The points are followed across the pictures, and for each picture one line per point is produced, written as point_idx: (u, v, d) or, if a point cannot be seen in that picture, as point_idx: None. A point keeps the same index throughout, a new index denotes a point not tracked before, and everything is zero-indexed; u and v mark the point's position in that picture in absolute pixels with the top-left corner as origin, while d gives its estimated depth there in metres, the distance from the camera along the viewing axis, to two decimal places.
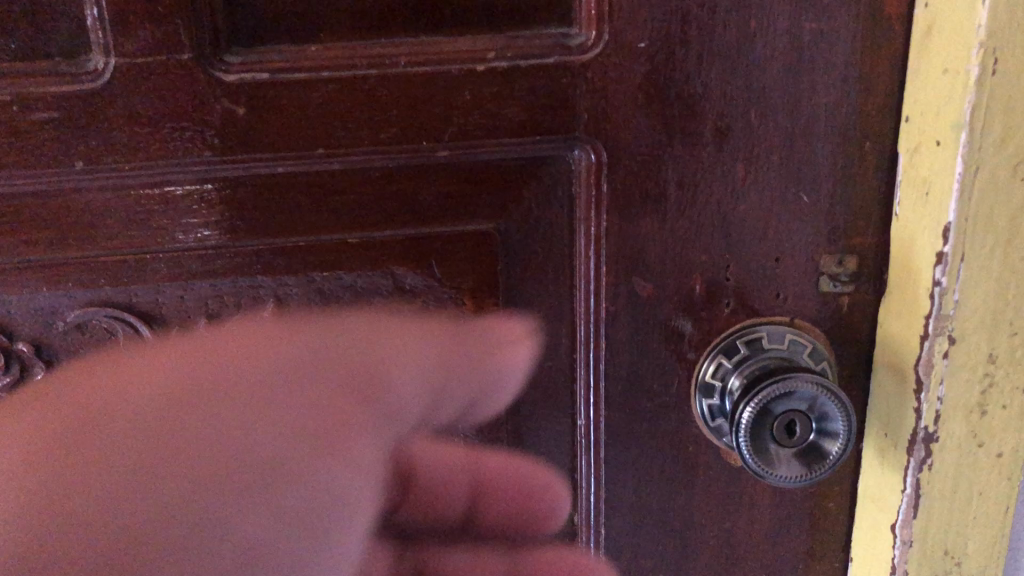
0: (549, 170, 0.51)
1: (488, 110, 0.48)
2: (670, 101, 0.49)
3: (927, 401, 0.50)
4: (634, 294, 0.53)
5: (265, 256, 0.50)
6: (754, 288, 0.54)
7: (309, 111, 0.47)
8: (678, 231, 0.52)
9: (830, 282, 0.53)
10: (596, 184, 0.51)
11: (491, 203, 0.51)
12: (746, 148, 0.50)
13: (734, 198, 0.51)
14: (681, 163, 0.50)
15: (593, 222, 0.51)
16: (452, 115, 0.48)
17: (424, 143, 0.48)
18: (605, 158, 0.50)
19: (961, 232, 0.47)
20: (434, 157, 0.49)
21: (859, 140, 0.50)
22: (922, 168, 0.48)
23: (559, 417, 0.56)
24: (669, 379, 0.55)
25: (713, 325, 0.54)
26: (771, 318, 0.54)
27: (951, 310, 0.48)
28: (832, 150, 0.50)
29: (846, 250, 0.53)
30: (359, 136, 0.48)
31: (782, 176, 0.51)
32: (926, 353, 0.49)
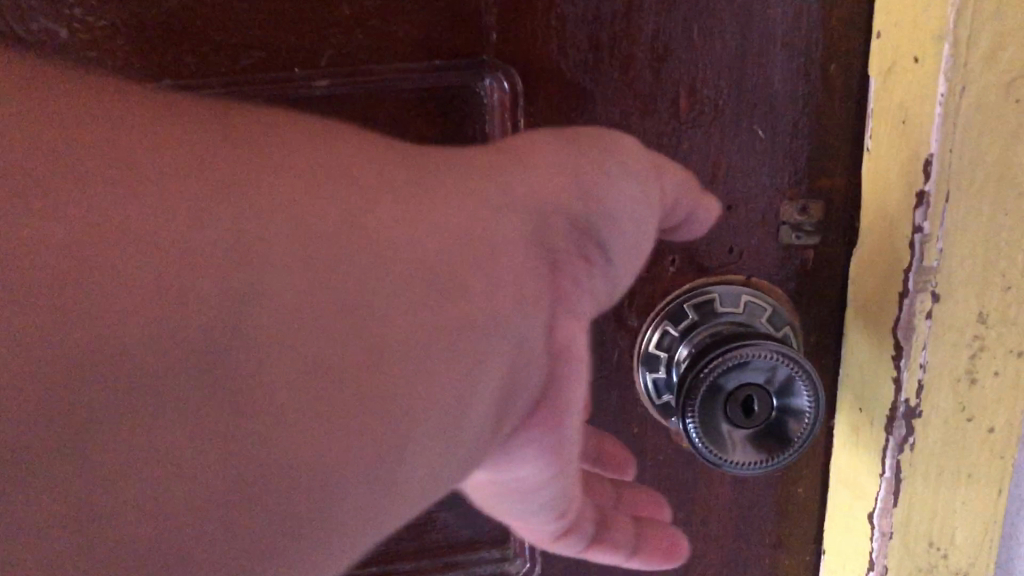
0: (458, 106, 0.43)
1: (375, 29, 0.40)
2: (601, 14, 0.41)
3: (907, 370, 0.42)
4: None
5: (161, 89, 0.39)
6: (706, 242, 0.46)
7: (150, 30, 0.38)
8: None
9: (792, 233, 0.45)
10: (513, 119, 0.42)
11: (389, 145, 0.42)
12: (691, 71, 0.42)
13: (679, 132, 0.43)
14: (613, 92, 0.42)
15: None
16: (330, 34, 0.40)
17: (298, 73, 0.40)
18: (520, 88, 0.42)
19: (945, 166, 0.38)
20: (312, 89, 0.40)
21: (821, 62, 0.42)
22: (896, 93, 0.40)
23: None
24: (608, 354, 0.47)
25: (657, 286, 0.46)
26: (727, 279, 0.46)
27: (934, 262, 0.40)
28: (791, 73, 0.42)
29: (810, 195, 0.45)
30: (218, 65, 0.39)
31: (734, 106, 0.43)
32: (906, 314, 0.41)
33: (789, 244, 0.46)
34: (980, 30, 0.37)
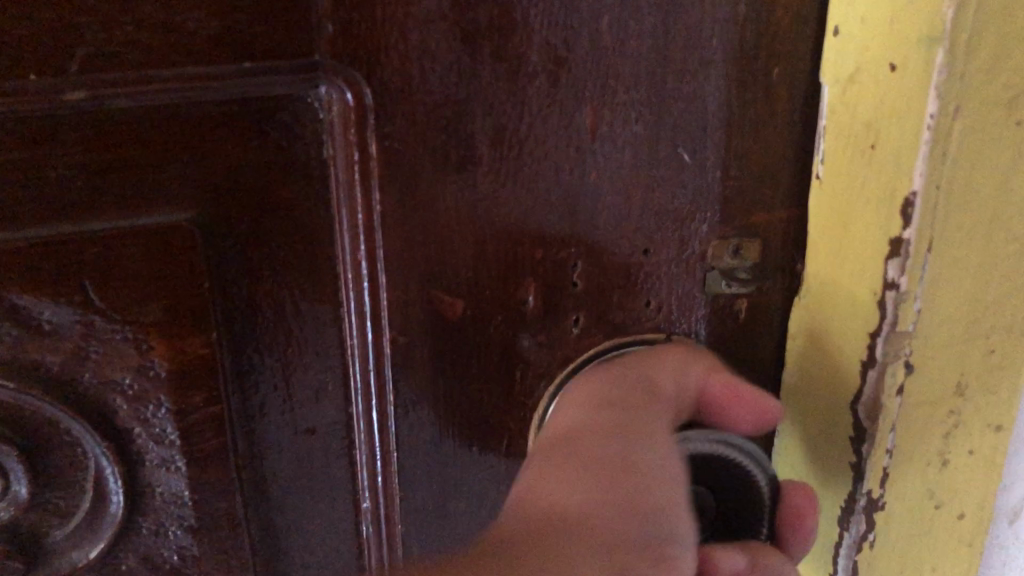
0: (278, 117, 0.30)
1: (151, 19, 0.28)
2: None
3: (871, 456, 0.33)
4: (435, 320, 0.33)
5: None
6: (616, 297, 0.35)
7: None
8: (499, 211, 0.32)
9: (722, 280, 0.35)
10: (361, 141, 0.30)
11: (182, 178, 0.30)
12: (598, 77, 0.31)
13: (583, 159, 0.32)
14: (501, 113, 0.31)
15: (361, 202, 0.31)
16: (77, 23, 0.27)
17: (36, 85, 0.27)
18: (369, 99, 0.30)
19: (930, 207, 0.29)
20: (60, 100, 0.28)
21: (761, 65, 0.32)
22: (859, 108, 0.30)
23: (332, 499, 0.36)
24: (496, 440, 0.36)
25: (555, 354, 0.35)
26: (634, 339, 0.35)
27: (910, 326, 0.31)
28: (727, 84, 0.32)
29: (746, 233, 0.35)
30: None
31: (654, 123, 0.32)
32: (871, 389, 0.32)
33: (714, 295, 0.35)
34: (983, 30, 0.27)
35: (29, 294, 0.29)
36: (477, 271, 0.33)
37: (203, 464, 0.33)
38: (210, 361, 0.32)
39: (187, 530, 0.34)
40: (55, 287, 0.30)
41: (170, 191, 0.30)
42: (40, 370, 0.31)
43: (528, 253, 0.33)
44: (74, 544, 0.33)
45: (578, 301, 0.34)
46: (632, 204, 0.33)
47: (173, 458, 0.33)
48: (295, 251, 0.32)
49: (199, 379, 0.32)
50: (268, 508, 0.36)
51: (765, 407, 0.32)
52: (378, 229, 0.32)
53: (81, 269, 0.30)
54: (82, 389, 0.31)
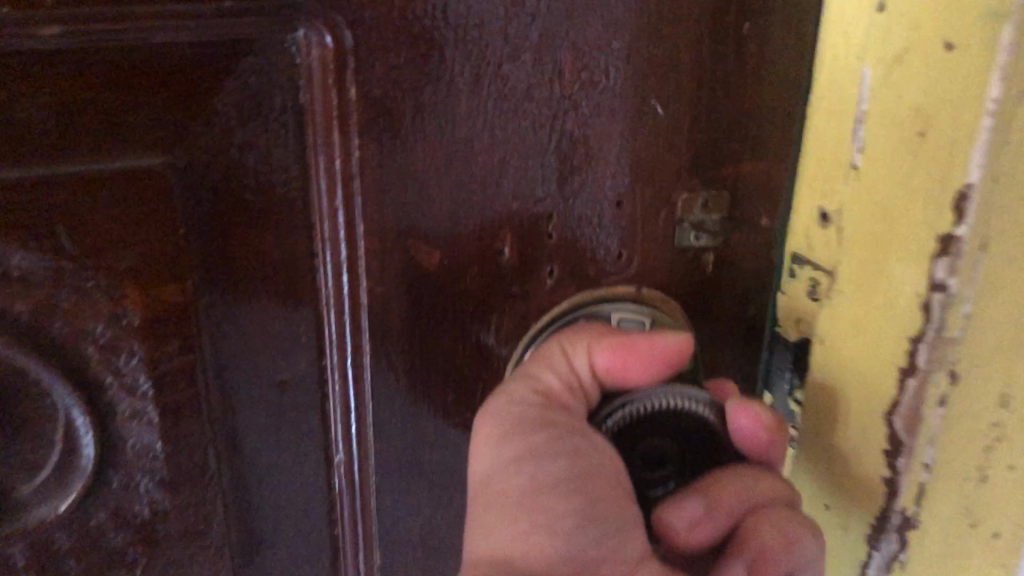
0: (253, 58, 0.30)
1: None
2: None
3: (907, 472, 0.32)
4: (412, 270, 0.33)
5: None
6: (588, 251, 0.35)
7: None
8: (474, 160, 0.32)
9: (692, 233, 0.35)
10: (340, 87, 0.30)
11: (155, 122, 0.30)
12: (579, 30, 0.31)
13: (560, 112, 0.32)
14: (495, 61, 0.31)
15: (336, 149, 0.31)
16: None
17: (9, 19, 0.26)
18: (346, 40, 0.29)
19: (984, 200, 0.28)
20: (34, 36, 0.27)
21: (736, 21, 0.32)
22: (907, 88, 0.29)
23: (303, 454, 0.36)
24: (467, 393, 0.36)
25: (528, 307, 0.35)
26: (600, 292, 0.35)
27: (958, 331, 0.30)
28: (724, 38, 0.32)
29: (715, 188, 0.35)
30: None
31: (632, 77, 0.32)
32: (908, 400, 0.31)
33: (683, 247, 0.35)
34: None
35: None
36: (455, 220, 0.33)
37: (177, 413, 0.33)
38: (184, 309, 0.32)
39: (159, 483, 0.34)
40: (24, 233, 0.29)
41: (144, 134, 0.30)
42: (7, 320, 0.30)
43: (504, 206, 0.33)
44: (42, 499, 0.32)
45: (554, 256, 0.34)
46: (608, 158, 0.33)
47: (145, 410, 0.33)
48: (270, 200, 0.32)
49: (172, 326, 0.32)
50: (239, 462, 0.35)
51: (664, 349, 0.32)
52: (357, 175, 0.31)
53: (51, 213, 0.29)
54: (56, 340, 0.31)
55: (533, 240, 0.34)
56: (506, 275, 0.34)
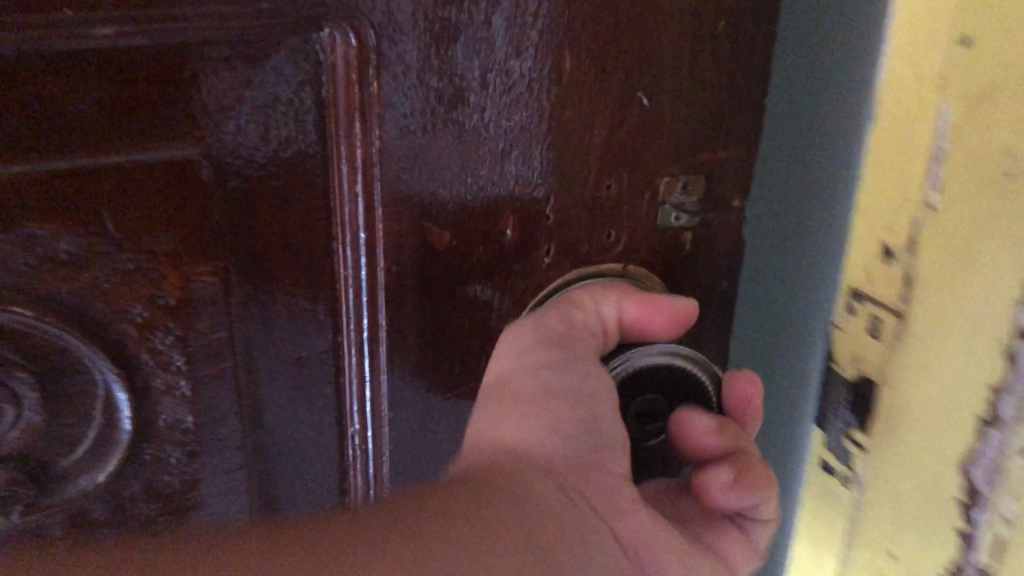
0: (283, 60, 0.33)
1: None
2: None
3: (988, 527, 0.28)
4: (424, 249, 0.36)
5: None
6: (579, 231, 0.37)
7: None
8: (480, 148, 0.35)
9: (672, 213, 0.38)
10: (362, 82, 0.33)
11: (193, 118, 0.33)
12: (574, 29, 0.34)
13: (555, 105, 0.35)
14: (500, 57, 0.34)
15: (358, 139, 0.34)
16: None
17: (69, 22, 0.29)
18: (369, 39, 0.32)
19: None
20: (87, 40, 0.30)
21: (718, 20, 0.35)
22: (993, 122, 0.26)
23: (319, 423, 0.39)
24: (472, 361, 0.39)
25: (528, 284, 0.38)
26: (593, 270, 0.38)
27: None
28: (705, 35, 0.35)
29: (693, 170, 0.37)
30: None
31: (623, 73, 0.35)
32: (992, 450, 0.27)
33: (666, 229, 0.38)
34: None
35: (43, 223, 0.32)
36: (462, 203, 0.36)
37: (207, 387, 0.36)
38: (214, 290, 0.35)
39: (187, 453, 0.37)
40: (68, 215, 0.32)
41: (184, 129, 0.33)
42: (55, 302, 0.33)
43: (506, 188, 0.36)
44: (78, 472, 0.35)
45: (552, 237, 0.37)
46: (601, 146, 0.36)
47: (179, 385, 0.36)
48: (294, 187, 0.35)
49: (203, 305, 0.35)
50: (264, 436, 0.38)
51: (679, 313, 0.36)
52: (377, 163, 0.35)
53: (94, 199, 0.32)
54: (96, 317, 0.34)
55: (532, 220, 0.37)
56: (506, 252, 0.37)
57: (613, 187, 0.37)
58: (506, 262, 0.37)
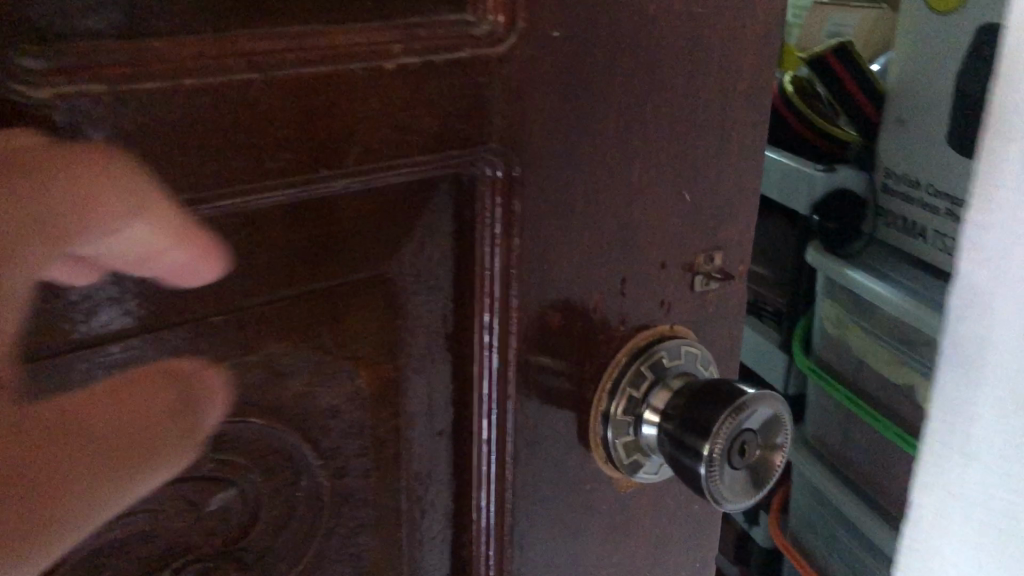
0: (465, 190, 0.43)
1: (309, 54, 0.34)
2: (574, 112, 0.43)
3: None
4: (528, 311, 0.46)
5: (151, 173, 0.32)
6: (643, 301, 0.50)
7: (168, 125, 0.32)
8: (581, 249, 0.47)
9: (704, 280, 0.53)
10: (509, 202, 0.43)
11: (380, 232, 0.40)
12: (647, 164, 0.48)
13: (634, 219, 0.48)
14: (598, 179, 0.46)
15: (506, 247, 0.44)
16: (353, 134, 0.36)
17: (324, 172, 0.36)
18: (517, 173, 0.42)
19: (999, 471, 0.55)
20: (293, 199, 0.36)
21: (734, 152, 0.51)
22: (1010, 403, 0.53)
23: (446, 486, 0.48)
24: (564, 413, 0.49)
25: (608, 345, 0.50)
26: (660, 332, 0.51)
27: None
28: (727, 154, 0.51)
29: (716, 247, 0.53)
30: (205, 186, 0.33)
31: (681, 194, 0.50)
32: None
33: (698, 291, 0.53)
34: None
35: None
36: (567, 282, 0.47)
37: (374, 555, 0.46)
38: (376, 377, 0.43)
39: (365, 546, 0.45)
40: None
41: (374, 248, 0.40)
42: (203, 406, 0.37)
43: (595, 270, 0.48)
44: None
45: (630, 307, 0.50)
46: (663, 244, 0.50)
47: (343, 556, 0.44)
48: (433, 278, 0.43)
49: (380, 397, 0.43)
50: (409, 503, 0.46)
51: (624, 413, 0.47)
52: (513, 269, 0.44)
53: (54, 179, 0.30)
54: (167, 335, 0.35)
55: (609, 292, 0.49)
56: (587, 316, 0.48)
57: (667, 265, 0.51)
58: (593, 331, 0.49)
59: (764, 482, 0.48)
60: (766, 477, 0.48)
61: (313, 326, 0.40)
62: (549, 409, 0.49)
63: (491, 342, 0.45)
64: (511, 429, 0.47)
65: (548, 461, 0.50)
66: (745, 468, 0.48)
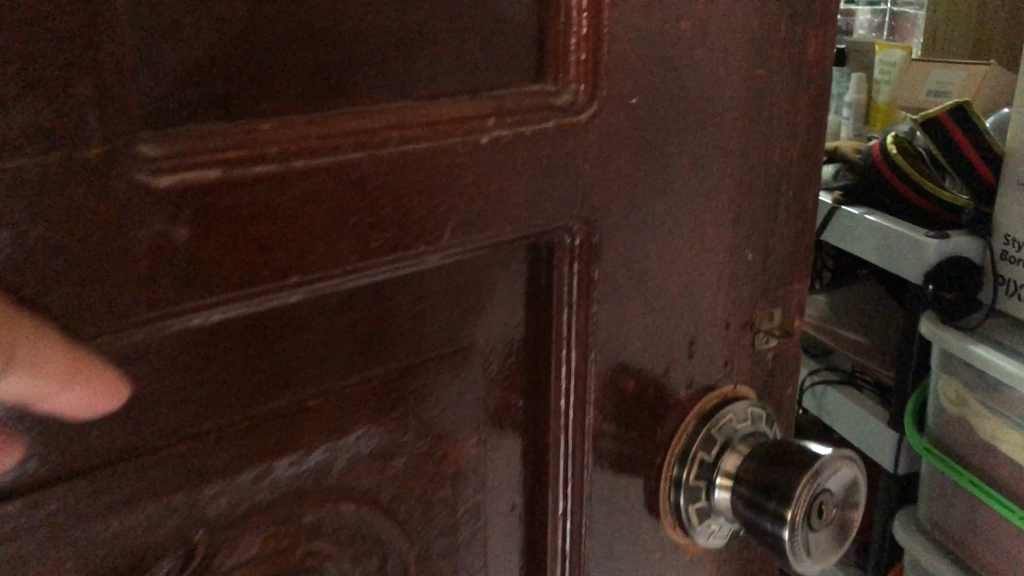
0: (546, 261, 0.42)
1: (409, 130, 0.34)
2: (649, 178, 0.43)
3: None
4: (600, 378, 0.45)
5: (266, 261, 0.31)
6: (707, 361, 0.50)
7: (284, 209, 0.31)
8: (650, 313, 0.46)
9: (766, 339, 0.53)
10: (585, 270, 0.42)
11: (469, 309, 0.39)
12: (713, 226, 0.47)
13: (702, 281, 0.48)
14: (667, 242, 0.45)
15: (583, 315, 0.43)
16: (449, 209, 0.36)
17: (425, 250, 0.35)
18: (595, 240, 0.42)
19: None
20: (394, 276, 0.35)
21: (794, 211, 0.51)
22: None
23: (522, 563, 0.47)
24: (633, 477, 0.49)
25: (674, 407, 0.49)
26: (726, 395, 0.51)
27: None
28: (787, 212, 0.50)
29: (777, 308, 0.53)
30: (319, 270, 0.32)
31: (744, 254, 0.50)
32: None
33: (759, 350, 0.53)
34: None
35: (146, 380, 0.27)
36: (636, 347, 0.46)
37: None
38: (461, 454, 0.41)
39: None
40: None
41: (467, 324, 0.39)
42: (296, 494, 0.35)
43: (663, 332, 0.47)
44: None
45: (695, 367, 0.50)
46: (728, 304, 0.50)
47: None
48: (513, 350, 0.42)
49: (462, 474, 0.42)
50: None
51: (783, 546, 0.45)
52: (589, 336, 0.44)
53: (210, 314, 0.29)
54: (273, 427, 0.34)
55: (675, 355, 0.48)
56: (654, 378, 0.48)
57: (731, 326, 0.51)
58: (659, 394, 0.48)
59: (835, 543, 0.48)
60: (836, 537, 0.48)
61: (407, 407, 0.38)
62: (618, 475, 0.48)
63: (567, 410, 0.44)
64: (582, 497, 0.46)
65: (618, 528, 0.49)
66: (823, 530, 0.47)
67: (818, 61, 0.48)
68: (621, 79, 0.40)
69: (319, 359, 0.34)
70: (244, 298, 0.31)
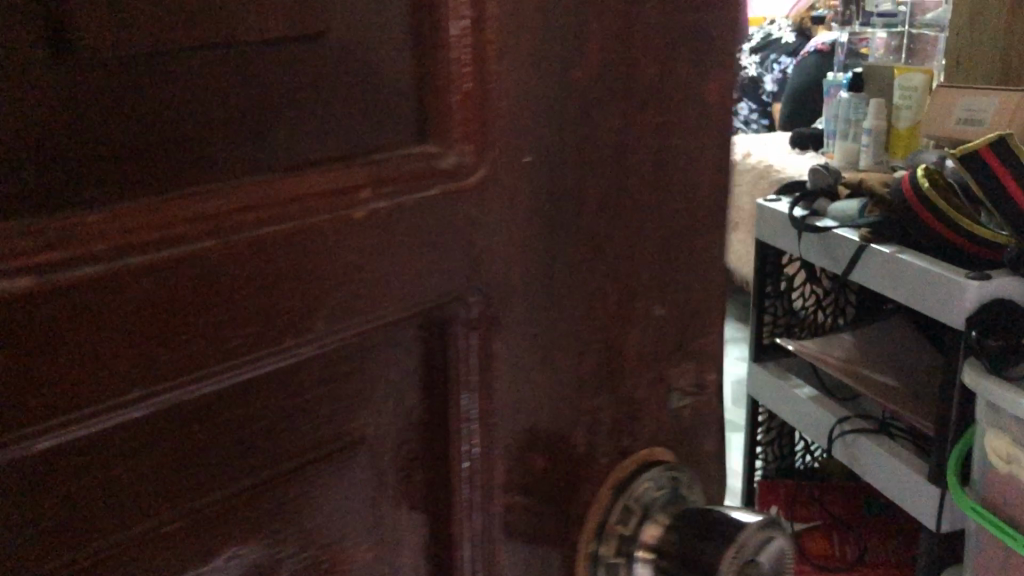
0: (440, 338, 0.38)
1: (268, 210, 0.29)
2: (549, 239, 0.40)
3: None
4: (505, 458, 0.41)
5: (98, 371, 0.26)
6: (622, 427, 0.47)
7: (119, 311, 0.26)
8: (558, 383, 0.43)
9: (682, 397, 0.50)
10: (484, 344, 0.39)
11: (354, 400, 0.35)
12: (622, 286, 0.44)
13: (612, 344, 0.45)
14: (571, 307, 0.42)
15: (483, 393, 0.39)
16: (321, 295, 0.31)
17: (295, 342, 0.31)
18: (492, 312, 0.38)
19: None
20: (260, 374, 0.31)
21: (705, 263, 0.48)
22: None
23: None
24: (548, 556, 0.45)
25: (589, 479, 0.46)
26: (643, 459, 0.48)
27: None
28: (699, 262, 0.48)
29: (692, 365, 0.50)
30: (166, 377, 0.28)
31: (656, 312, 0.47)
32: None
33: (674, 410, 0.50)
34: None
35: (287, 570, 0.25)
36: (544, 420, 0.43)
37: None
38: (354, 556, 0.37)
39: None
40: None
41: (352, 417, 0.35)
42: None
43: (573, 402, 0.44)
44: None
45: (610, 434, 0.46)
46: (642, 366, 0.47)
47: None
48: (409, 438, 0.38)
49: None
50: None
51: None
52: (491, 415, 0.40)
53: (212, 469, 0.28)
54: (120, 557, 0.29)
55: (587, 423, 0.45)
56: (566, 450, 0.44)
57: (645, 388, 0.47)
58: (573, 467, 0.45)
59: None
60: None
61: (286, 515, 0.34)
62: (531, 557, 0.44)
63: (470, 495, 0.40)
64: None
65: None
66: None
67: (720, 104, 0.46)
68: (511, 138, 0.37)
69: (174, 475, 0.30)
70: (76, 421, 0.26)
